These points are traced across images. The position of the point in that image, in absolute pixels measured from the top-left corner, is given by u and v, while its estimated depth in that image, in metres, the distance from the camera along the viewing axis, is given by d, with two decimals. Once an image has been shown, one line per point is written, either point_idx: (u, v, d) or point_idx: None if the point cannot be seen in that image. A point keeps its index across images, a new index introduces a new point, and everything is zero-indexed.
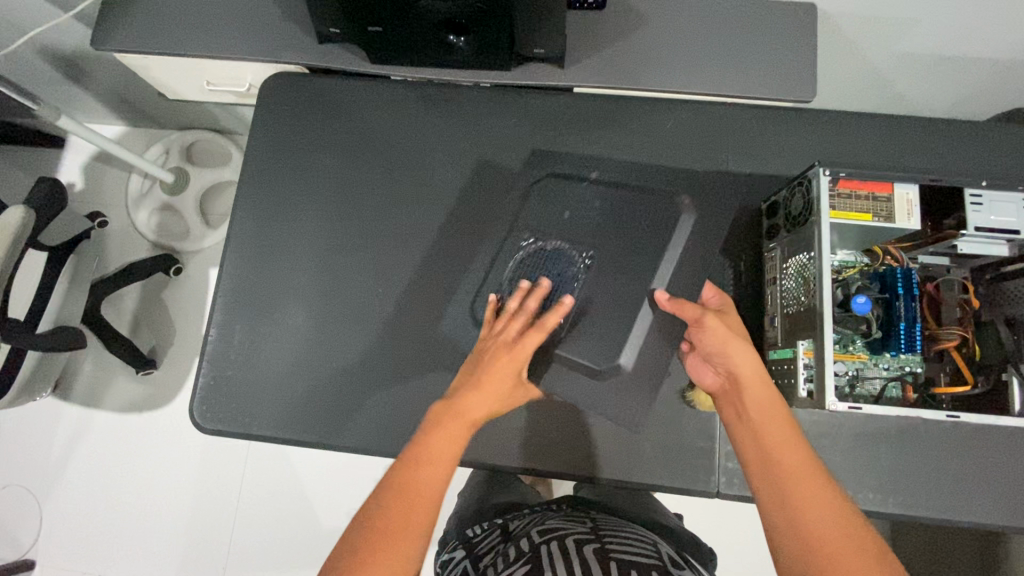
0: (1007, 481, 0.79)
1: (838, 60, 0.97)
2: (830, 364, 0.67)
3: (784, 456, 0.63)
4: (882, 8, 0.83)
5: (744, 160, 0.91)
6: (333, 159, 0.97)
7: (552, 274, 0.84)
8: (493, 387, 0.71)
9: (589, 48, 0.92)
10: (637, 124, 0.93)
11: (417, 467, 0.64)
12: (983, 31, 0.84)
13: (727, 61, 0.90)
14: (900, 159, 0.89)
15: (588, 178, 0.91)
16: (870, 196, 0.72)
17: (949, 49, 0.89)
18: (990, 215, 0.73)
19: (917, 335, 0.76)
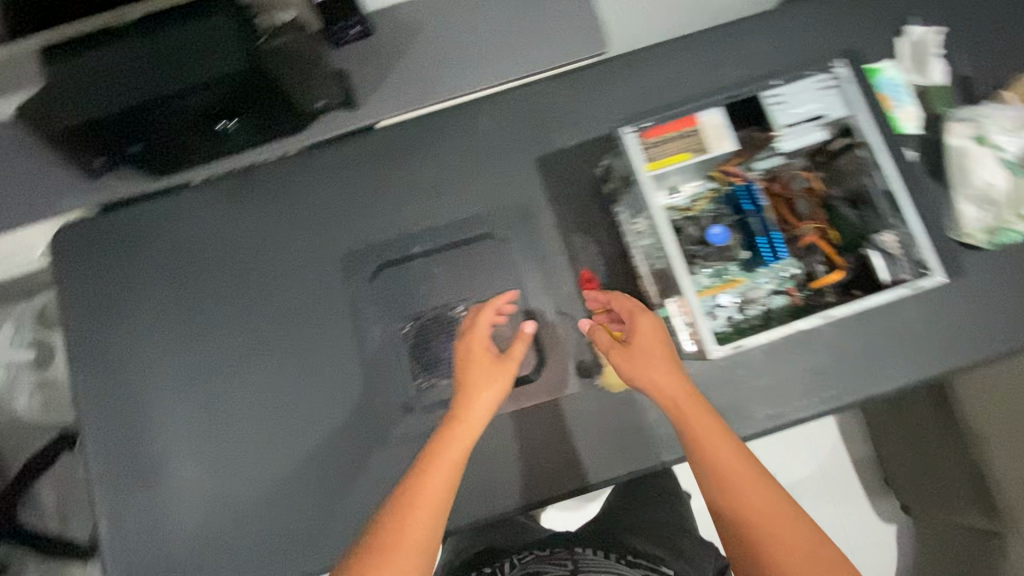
0: (909, 337, 0.81)
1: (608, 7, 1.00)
2: (700, 314, 0.72)
3: (727, 471, 0.64)
4: None
5: (567, 132, 0.88)
6: (160, 290, 0.88)
7: (447, 342, 0.82)
8: (474, 421, 0.69)
9: (374, 81, 0.88)
10: (451, 132, 0.89)
11: (408, 506, 0.63)
12: None
13: (513, 45, 0.90)
14: (709, 74, 0.89)
15: (417, 253, 0.85)
16: (680, 133, 0.70)
17: None
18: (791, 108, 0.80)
19: (775, 243, 0.76)
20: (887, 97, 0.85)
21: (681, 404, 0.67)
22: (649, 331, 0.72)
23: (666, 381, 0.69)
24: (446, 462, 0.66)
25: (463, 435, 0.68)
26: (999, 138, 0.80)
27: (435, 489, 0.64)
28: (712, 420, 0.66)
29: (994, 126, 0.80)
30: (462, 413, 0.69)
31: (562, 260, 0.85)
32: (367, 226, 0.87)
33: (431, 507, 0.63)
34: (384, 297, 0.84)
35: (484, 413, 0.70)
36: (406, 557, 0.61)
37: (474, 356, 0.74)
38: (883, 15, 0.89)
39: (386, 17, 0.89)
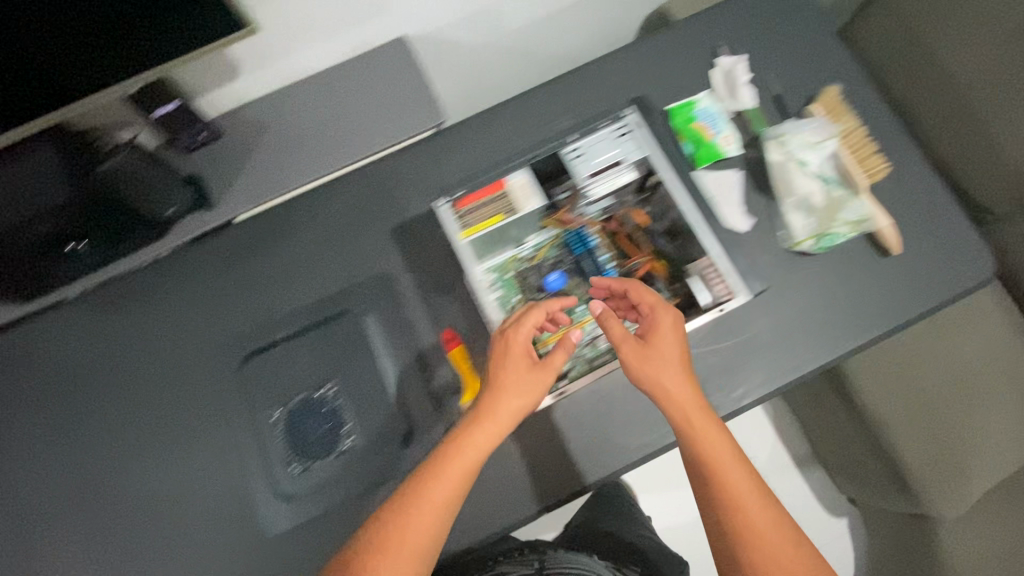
0: (761, 345, 0.83)
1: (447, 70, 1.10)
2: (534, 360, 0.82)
3: (719, 474, 0.68)
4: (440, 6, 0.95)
5: (416, 200, 0.94)
6: (38, 411, 0.89)
7: (318, 424, 0.83)
8: (496, 431, 0.71)
9: (228, 178, 0.93)
10: (308, 219, 0.94)
11: (416, 505, 0.68)
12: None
13: (357, 128, 0.96)
14: (541, 128, 0.96)
15: (282, 337, 0.88)
16: (490, 199, 0.85)
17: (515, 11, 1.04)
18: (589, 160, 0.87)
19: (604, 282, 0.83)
20: (705, 126, 0.90)
21: (682, 407, 0.70)
22: (666, 337, 0.73)
23: (676, 389, 0.71)
24: (452, 472, 0.69)
25: (476, 442, 0.70)
26: (803, 152, 0.86)
27: (445, 493, 0.69)
28: (713, 425, 0.70)
29: (798, 140, 0.86)
30: (485, 426, 0.71)
31: (424, 322, 0.87)
32: (236, 317, 0.90)
33: (434, 511, 0.68)
34: (253, 384, 0.85)
35: (508, 421, 0.72)
36: (411, 549, 0.67)
37: (512, 363, 0.75)
38: (688, 51, 0.97)
39: (232, 119, 0.94)
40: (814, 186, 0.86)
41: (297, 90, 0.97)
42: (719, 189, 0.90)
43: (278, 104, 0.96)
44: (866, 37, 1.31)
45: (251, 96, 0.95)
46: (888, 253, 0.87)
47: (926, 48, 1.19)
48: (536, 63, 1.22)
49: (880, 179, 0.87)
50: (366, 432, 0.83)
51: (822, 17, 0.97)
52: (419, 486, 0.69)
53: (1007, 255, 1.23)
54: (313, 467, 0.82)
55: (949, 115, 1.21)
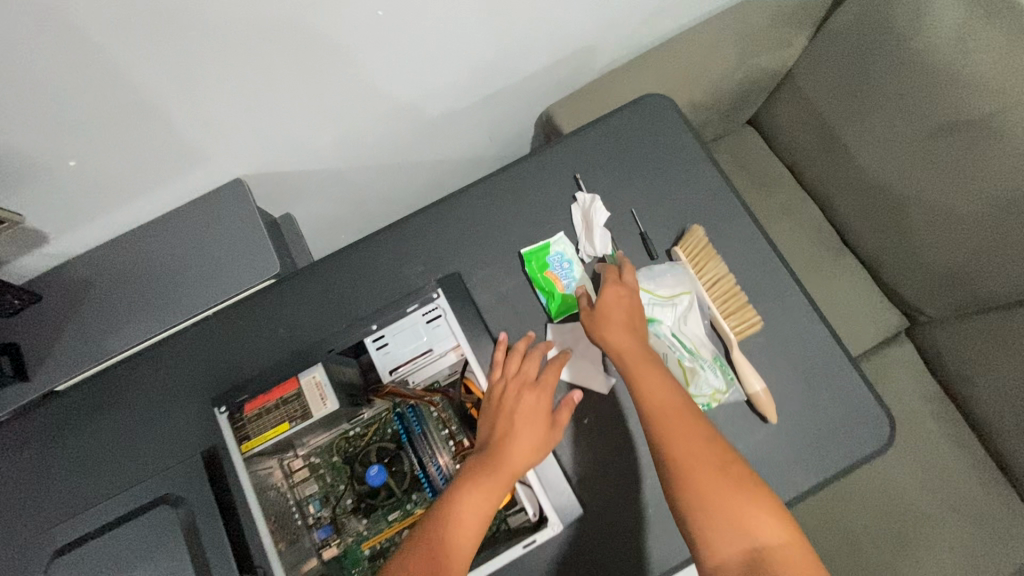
0: (622, 534, 0.71)
1: (307, 193, 1.03)
2: None
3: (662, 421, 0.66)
4: (267, 141, 0.88)
5: (251, 361, 0.86)
6: None
7: None
8: (538, 443, 0.66)
9: (46, 346, 0.86)
10: (133, 388, 0.87)
11: (452, 510, 0.61)
12: (359, 113, 0.93)
13: (184, 280, 0.88)
14: (386, 277, 0.87)
15: (88, 534, 0.78)
16: (279, 402, 0.69)
17: (366, 131, 0.97)
18: (400, 349, 0.75)
19: (424, 481, 0.73)
20: (557, 277, 0.82)
21: (636, 366, 0.70)
22: (616, 304, 0.74)
23: (639, 347, 0.72)
24: (465, 521, 0.61)
25: (502, 464, 0.64)
26: (654, 309, 0.78)
27: (466, 519, 0.61)
28: (664, 380, 0.69)
29: (647, 295, 0.78)
30: (526, 430, 0.66)
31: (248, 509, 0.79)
32: (51, 504, 0.83)
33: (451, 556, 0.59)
34: None
35: (543, 440, 0.67)
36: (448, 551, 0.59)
37: (527, 409, 0.68)
38: (547, 179, 0.88)
39: (54, 281, 0.88)
40: (666, 348, 0.76)
41: (124, 242, 0.90)
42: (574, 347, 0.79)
43: (103, 259, 0.89)
44: (778, 124, 1.22)
45: (77, 251, 0.89)
46: (765, 420, 0.75)
47: (837, 142, 1.09)
48: (417, 172, 1.14)
49: (755, 331, 0.77)
50: None
51: (694, 139, 0.88)
52: (464, 484, 0.63)
53: (946, 362, 1.10)
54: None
55: (869, 212, 1.10)
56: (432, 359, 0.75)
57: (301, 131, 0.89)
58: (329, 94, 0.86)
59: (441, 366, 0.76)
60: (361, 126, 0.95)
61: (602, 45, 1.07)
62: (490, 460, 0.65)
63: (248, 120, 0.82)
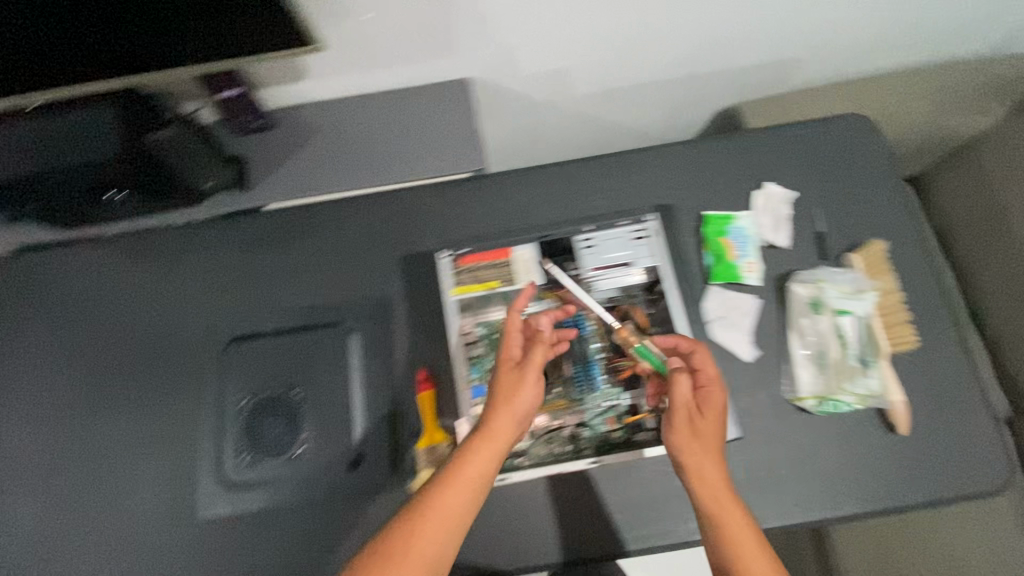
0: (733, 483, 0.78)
1: (507, 114, 1.12)
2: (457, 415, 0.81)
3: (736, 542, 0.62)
4: (510, 54, 0.97)
5: (434, 237, 0.95)
6: (41, 333, 0.95)
7: (275, 424, 0.85)
8: (521, 406, 0.71)
9: (271, 168, 0.98)
10: (329, 227, 0.96)
11: (440, 485, 0.65)
12: (589, 55, 1.01)
13: (399, 150, 0.98)
14: (573, 202, 0.95)
15: (272, 329, 0.91)
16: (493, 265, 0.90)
17: (583, 73, 1.05)
18: (604, 253, 0.88)
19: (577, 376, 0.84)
20: (732, 244, 0.88)
21: (715, 494, 0.66)
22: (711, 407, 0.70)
23: (711, 463, 0.67)
24: (467, 480, 0.66)
25: (495, 432, 0.69)
26: (843, 302, 0.83)
27: (450, 505, 0.64)
28: (740, 513, 0.64)
29: (835, 288, 0.83)
30: (513, 396, 0.71)
31: (403, 355, 0.89)
32: (236, 299, 0.93)
33: (452, 509, 0.64)
34: (232, 366, 0.89)
35: (532, 404, 0.72)
36: (433, 528, 0.63)
37: (504, 375, 0.73)
38: (742, 161, 0.94)
39: (292, 116, 1.00)
40: (830, 336, 0.82)
41: (356, 102, 1.01)
42: (732, 312, 0.86)
43: (335, 110, 1.00)
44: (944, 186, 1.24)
45: (317, 96, 0.99)
46: (893, 430, 0.79)
47: (1004, 219, 1.11)
48: (598, 127, 1.23)
49: (906, 350, 0.83)
50: (316, 442, 0.84)
51: (890, 167, 0.93)
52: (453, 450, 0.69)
53: None
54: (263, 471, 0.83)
55: (1017, 297, 1.08)
56: (622, 270, 0.88)
57: (536, 54, 0.98)
58: (578, 28, 0.94)
59: (626, 281, 0.88)
60: (584, 68, 1.04)
61: (812, 62, 1.12)
62: (487, 428, 0.69)
63: (506, 29, 0.91)
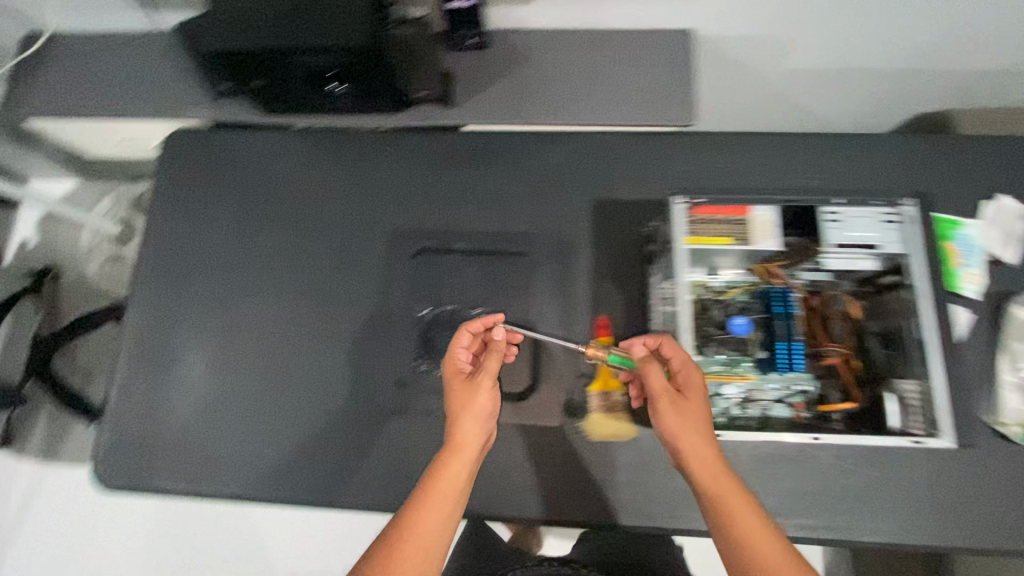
0: (915, 495, 0.76)
1: (710, 73, 1.06)
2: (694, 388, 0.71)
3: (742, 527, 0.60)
4: (753, 10, 0.90)
5: (632, 186, 0.91)
6: (229, 207, 0.97)
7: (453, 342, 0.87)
8: (462, 419, 0.70)
9: (476, 85, 0.95)
10: (526, 156, 0.94)
11: (422, 494, 0.66)
12: (829, 28, 0.93)
13: (608, 90, 0.93)
14: (786, 173, 0.90)
15: (456, 249, 0.91)
16: (729, 219, 0.83)
17: (815, 44, 0.97)
18: (845, 231, 0.79)
19: (795, 354, 0.77)
20: (958, 252, 0.83)
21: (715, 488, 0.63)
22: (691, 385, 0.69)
23: (699, 453, 0.65)
24: (446, 486, 0.66)
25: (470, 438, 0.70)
26: None
27: (438, 509, 0.65)
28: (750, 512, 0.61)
29: None
30: (456, 413, 0.71)
31: (585, 300, 0.86)
32: (424, 212, 0.93)
33: (447, 503, 0.66)
34: (418, 277, 0.91)
35: (473, 423, 0.71)
36: (424, 530, 0.64)
37: (455, 387, 0.74)
38: (979, 169, 0.88)
39: (505, 36, 0.96)
40: None
41: (572, 33, 0.96)
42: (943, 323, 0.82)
43: (550, 37, 0.96)
44: None
45: (532, 24, 0.96)
46: None
47: None
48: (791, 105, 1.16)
49: None
50: (493, 365, 0.86)
51: None
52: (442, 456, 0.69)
53: None
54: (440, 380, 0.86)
55: None
56: (861, 253, 0.78)
57: (778, 15, 0.91)
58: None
59: (858, 267, 0.78)
60: (816, 38, 0.96)
61: None
62: (453, 437, 0.70)
63: None
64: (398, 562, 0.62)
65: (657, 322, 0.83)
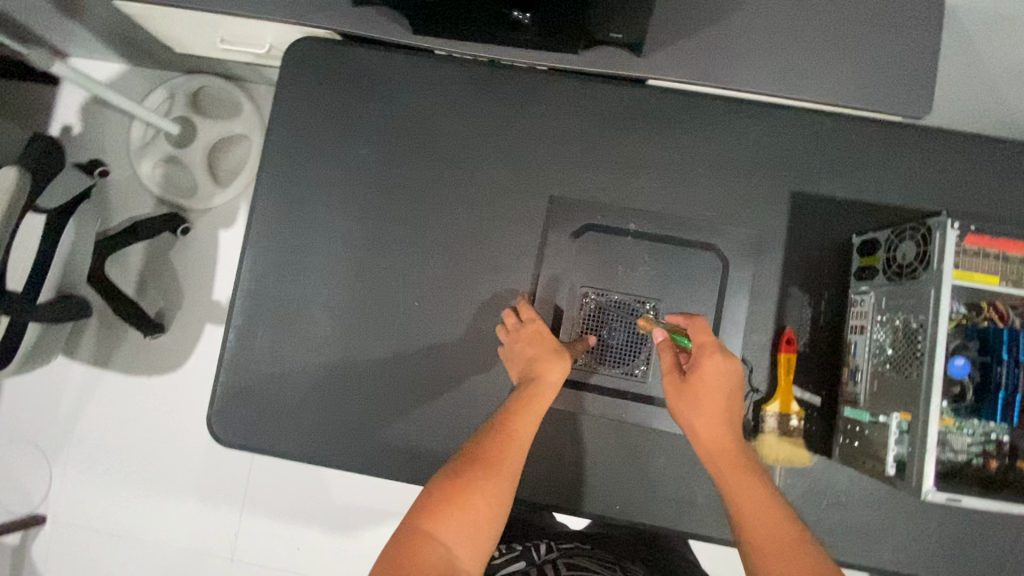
0: None
1: None
2: (932, 444, 0.60)
3: (751, 526, 0.59)
4: None
5: (837, 184, 0.79)
6: (364, 145, 0.84)
7: (620, 334, 0.79)
8: (540, 354, 0.73)
9: (676, 31, 0.77)
10: (717, 130, 0.80)
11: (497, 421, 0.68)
12: None
13: (833, 60, 0.77)
14: (1014, 197, 0.78)
15: (631, 231, 0.80)
16: (1003, 254, 0.63)
17: None
18: None
19: (1015, 408, 0.68)
20: None
21: (720, 462, 0.65)
22: (714, 384, 0.66)
23: (706, 424, 0.66)
24: (533, 409, 0.69)
25: (542, 397, 0.70)
26: None
27: (516, 431, 0.67)
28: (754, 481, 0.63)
29: None
30: (535, 354, 0.73)
31: (767, 310, 0.78)
32: (591, 180, 0.81)
33: (523, 430, 0.67)
34: (580, 259, 0.80)
35: (555, 365, 0.72)
36: (506, 456, 0.64)
37: (537, 333, 0.75)
38: None
39: None
40: None
41: None
42: None
43: None
44: None
45: None
46: None
47: None
48: None
49: None
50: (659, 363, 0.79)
51: None
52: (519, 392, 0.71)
53: None
54: (609, 380, 0.79)
55: None
56: None
57: None
58: None
59: None
60: None
61: None
62: (535, 371, 0.72)
63: None
64: (467, 490, 0.60)
65: (854, 348, 0.74)
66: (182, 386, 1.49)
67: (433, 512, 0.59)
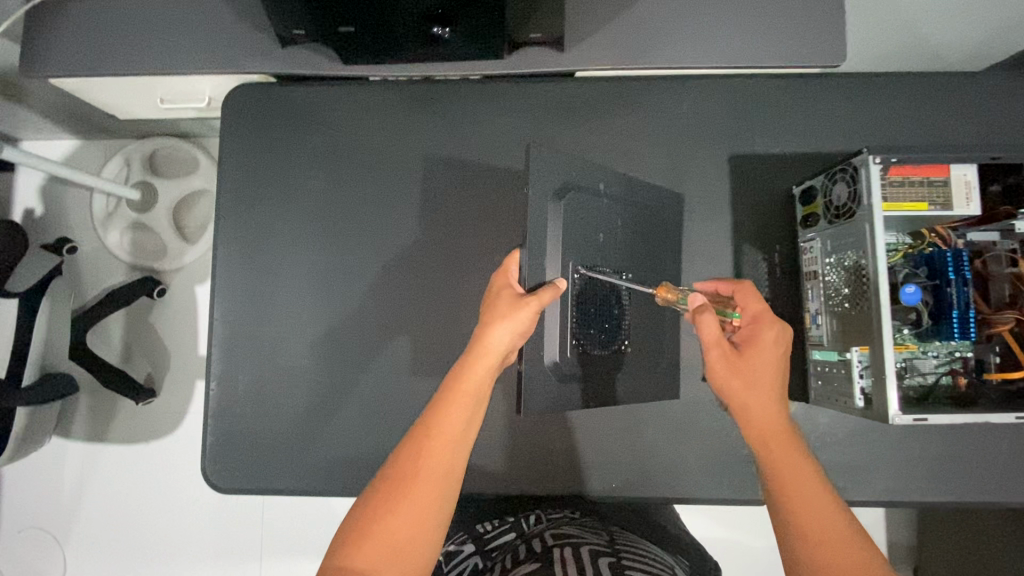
0: None
1: None
2: (891, 370, 0.62)
3: (795, 501, 0.57)
4: None
5: (770, 141, 0.82)
6: (314, 178, 0.86)
7: (606, 312, 0.77)
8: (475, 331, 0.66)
9: (592, 23, 0.80)
10: (649, 110, 0.83)
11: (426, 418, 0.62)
12: None
13: (746, 25, 0.80)
14: (937, 126, 0.81)
15: (603, 192, 0.76)
16: (927, 179, 0.67)
17: None
18: None
19: (971, 322, 0.70)
20: None
21: (767, 435, 0.62)
22: (769, 353, 0.66)
23: (756, 397, 0.64)
24: (464, 395, 0.62)
25: (475, 374, 0.63)
26: None
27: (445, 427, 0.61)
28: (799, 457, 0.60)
29: None
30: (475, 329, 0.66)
31: (725, 271, 0.81)
32: None
33: (455, 423, 0.61)
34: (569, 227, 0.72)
35: (487, 336, 0.64)
36: (427, 468, 0.58)
37: (497, 295, 0.67)
38: None
39: None
40: None
41: None
42: None
43: None
44: None
45: None
46: None
47: None
48: None
49: None
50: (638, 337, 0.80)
51: None
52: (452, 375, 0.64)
53: None
54: (593, 356, 0.76)
55: None
56: None
57: None
58: None
59: None
60: None
61: None
62: (474, 344, 0.65)
63: None
64: (390, 514, 0.56)
65: (813, 292, 0.76)
66: (181, 446, 1.49)
67: (349, 543, 0.55)
